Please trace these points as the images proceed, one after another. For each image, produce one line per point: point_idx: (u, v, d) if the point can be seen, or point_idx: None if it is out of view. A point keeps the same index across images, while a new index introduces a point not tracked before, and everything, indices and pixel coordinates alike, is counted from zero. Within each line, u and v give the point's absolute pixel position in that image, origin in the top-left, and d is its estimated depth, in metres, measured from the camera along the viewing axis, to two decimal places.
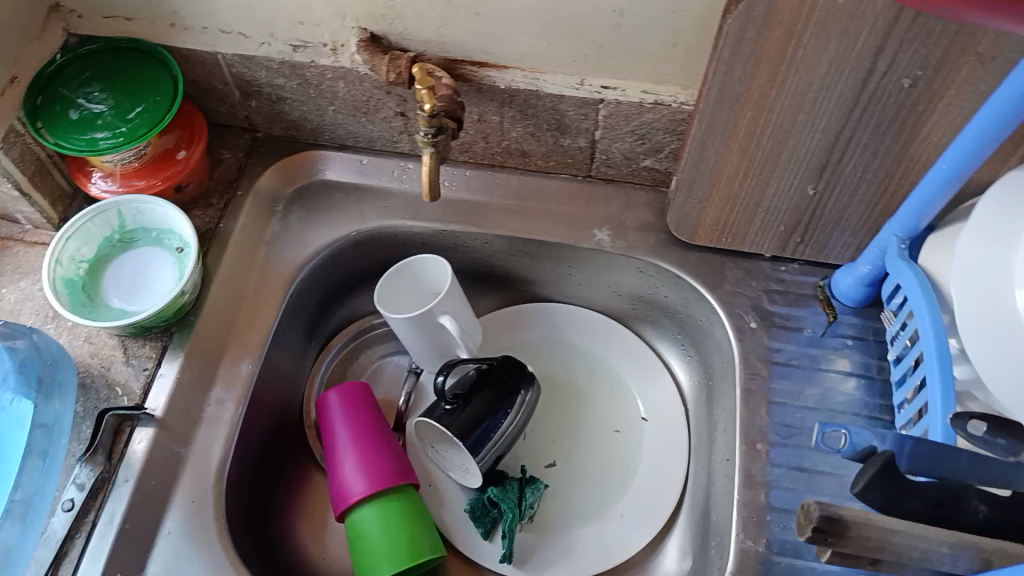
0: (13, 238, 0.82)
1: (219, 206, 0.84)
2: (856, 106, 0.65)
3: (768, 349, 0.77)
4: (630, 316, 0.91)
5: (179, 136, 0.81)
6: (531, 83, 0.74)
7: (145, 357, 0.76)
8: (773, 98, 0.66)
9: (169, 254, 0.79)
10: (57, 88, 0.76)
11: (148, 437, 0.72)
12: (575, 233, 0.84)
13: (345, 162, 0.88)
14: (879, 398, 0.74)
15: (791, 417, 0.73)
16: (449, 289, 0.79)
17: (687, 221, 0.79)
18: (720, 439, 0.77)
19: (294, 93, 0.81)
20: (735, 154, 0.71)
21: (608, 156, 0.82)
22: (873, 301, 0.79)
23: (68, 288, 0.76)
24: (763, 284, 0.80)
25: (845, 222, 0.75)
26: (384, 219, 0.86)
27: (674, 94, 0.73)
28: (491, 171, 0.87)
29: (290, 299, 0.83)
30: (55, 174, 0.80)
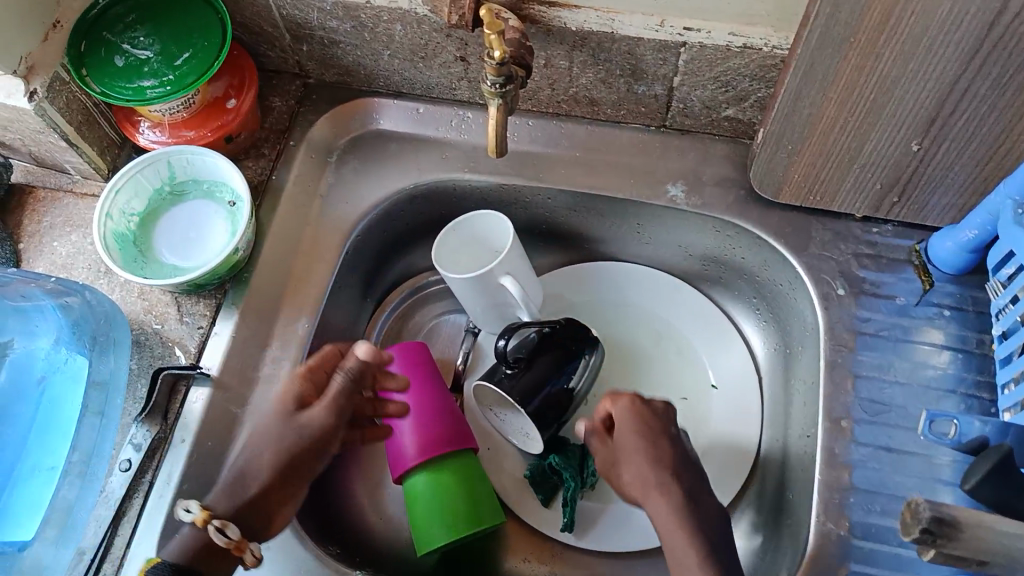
0: (63, 189, 0.80)
1: (271, 157, 0.81)
2: (978, 53, 0.57)
3: (856, 319, 0.71)
4: (700, 278, 0.87)
5: (228, 83, 0.77)
6: (607, 24, 0.67)
7: (199, 314, 0.73)
8: (884, 44, 0.58)
9: (221, 208, 0.76)
10: (101, 32, 0.71)
11: (204, 397, 0.69)
12: (646, 189, 0.78)
13: (401, 111, 0.83)
14: (976, 374, 0.68)
15: (877, 392, 0.68)
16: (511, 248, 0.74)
17: (773, 177, 0.73)
18: (799, 413, 0.73)
19: (348, 36, 0.75)
20: (833, 105, 0.64)
21: (686, 105, 0.75)
22: (976, 268, 0.72)
23: (119, 243, 0.73)
24: (853, 247, 0.74)
25: (949, 180, 0.68)
26: (443, 172, 0.81)
27: (765, 37, 0.65)
28: (556, 121, 0.81)
29: (347, 255, 0.79)
30: (102, 123, 0.76)
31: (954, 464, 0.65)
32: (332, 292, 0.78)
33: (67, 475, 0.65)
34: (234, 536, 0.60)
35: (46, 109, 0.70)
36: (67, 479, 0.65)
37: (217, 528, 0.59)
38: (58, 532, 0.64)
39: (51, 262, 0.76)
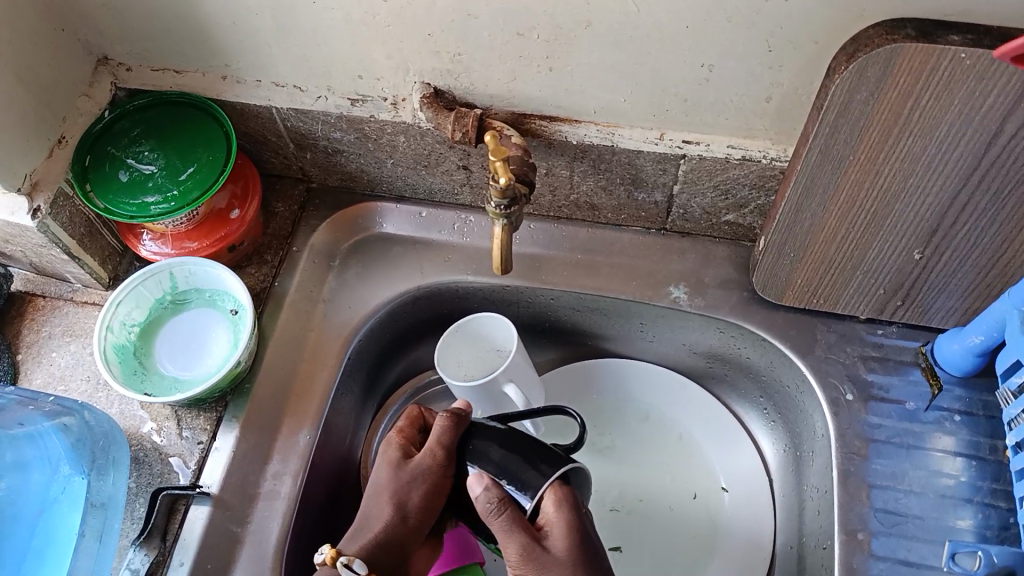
0: (62, 297, 0.79)
1: (274, 263, 0.81)
2: (977, 171, 0.58)
3: (866, 426, 0.71)
4: (706, 376, 0.86)
5: (232, 192, 0.77)
6: (607, 138, 0.68)
7: (199, 429, 0.72)
8: (882, 161, 0.59)
9: (223, 317, 0.76)
10: (105, 147, 0.72)
11: (203, 516, 0.68)
12: (649, 290, 0.78)
13: (403, 215, 0.83)
14: (991, 482, 0.67)
15: (892, 502, 0.67)
16: (516, 356, 0.74)
17: (776, 282, 0.73)
18: (814, 520, 0.72)
19: (351, 146, 0.76)
20: (835, 217, 0.65)
21: (686, 211, 0.76)
22: (984, 370, 0.71)
23: (119, 356, 0.72)
24: (859, 350, 0.74)
25: (954, 286, 0.68)
26: (445, 275, 0.81)
27: (764, 149, 0.66)
28: (557, 224, 0.82)
29: (349, 361, 0.79)
30: (104, 234, 0.76)
31: None
32: (334, 399, 0.77)
33: None
34: (362, 570, 0.57)
35: (50, 225, 0.70)
36: None
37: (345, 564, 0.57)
38: None
39: (50, 373, 0.75)
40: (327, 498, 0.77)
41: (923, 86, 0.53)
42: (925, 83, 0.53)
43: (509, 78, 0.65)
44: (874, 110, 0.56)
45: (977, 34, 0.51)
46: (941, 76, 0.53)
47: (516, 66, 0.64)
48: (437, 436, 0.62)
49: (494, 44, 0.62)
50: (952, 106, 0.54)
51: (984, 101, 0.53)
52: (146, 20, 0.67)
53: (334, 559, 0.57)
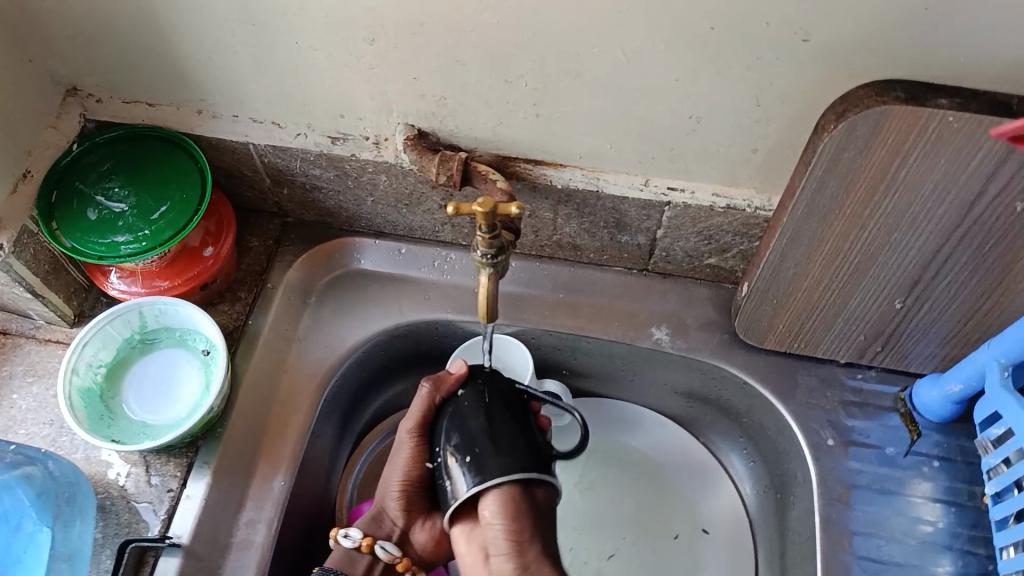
0: (25, 335, 0.76)
1: (248, 300, 0.78)
2: (960, 227, 0.59)
3: (846, 472, 0.71)
4: (685, 416, 0.86)
5: (206, 229, 0.74)
6: (592, 183, 0.68)
7: (169, 476, 0.70)
8: (868, 215, 0.60)
9: (195, 357, 0.73)
10: (73, 182, 0.69)
11: (173, 569, 0.66)
12: (631, 332, 0.78)
13: (382, 251, 0.81)
14: (968, 528, 0.68)
15: (875, 550, 0.68)
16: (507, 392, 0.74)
17: (758, 326, 0.73)
18: (795, 565, 0.72)
19: (330, 183, 0.75)
20: (819, 268, 0.65)
21: (669, 253, 0.75)
22: (959, 415, 0.72)
23: (85, 400, 0.70)
24: (838, 394, 0.75)
25: (932, 334, 0.68)
26: (425, 313, 0.80)
27: (748, 198, 0.66)
28: (538, 263, 0.81)
29: (325, 402, 0.77)
30: (70, 271, 0.74)
31: None
32: (309, 442, 0.75)
33: None
34: (396, 554, 0.68)
35: (14, 264, 0.67)
36: None
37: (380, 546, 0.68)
38: None
39: (9, 416, 0.72)
40: (302, 544, 0.75)
41: (911, 146, 0.54)
42: (913, 145, 0.54)
43: (495, 122, 0.64)
44: (861, 167, 0.56)
45: (964, 99, 0.52)
46: (927, 138, 0.53)
47: (503, 111, 0.63)
48: (413, 425, 0.67)
49: (481, 90, 0.61)
50: (937, 166, 0.55)
51: (969, 163, 0.54)
52: (118, 55, 0.65)
53: (370, 540, 0.67)
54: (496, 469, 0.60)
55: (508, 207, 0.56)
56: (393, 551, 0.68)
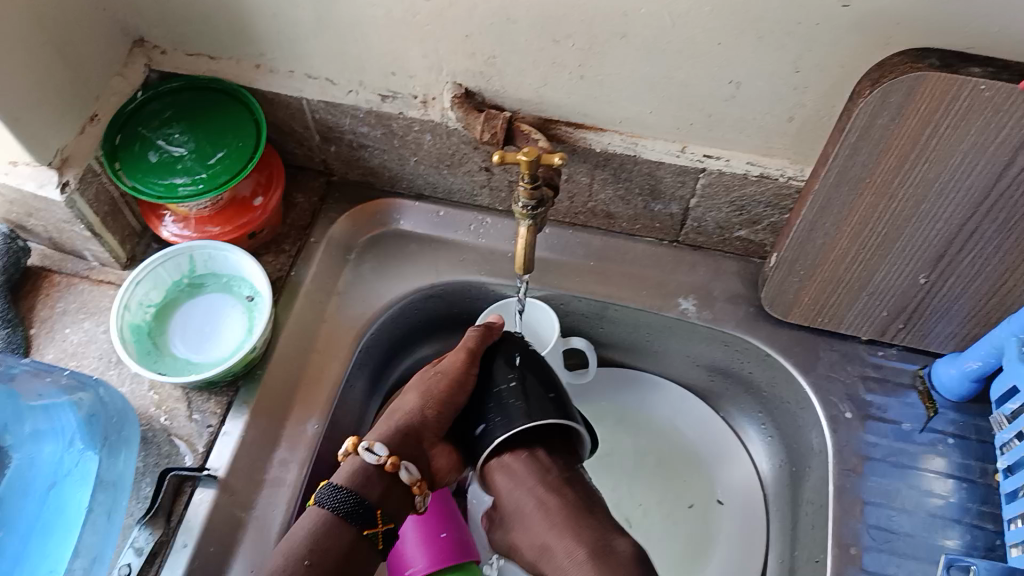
0: (78, 275, 0.80)
1: (290, 253, 0.82)
2: (986, 201, 0.60)
3: (863, 444, 0.73)
4: (707, 389, 0.88)
5: (256, 180, 0.78)
6: (631, 147, 0.70)
7: (210, 412, 0.73)
8: (897, 185, 0.61)
9: (239, 303, 0.77)
10: (136, 127, 0.73)
11: (208, 500, 0.68)
12: (659, 301, 0.80)
13: (421, 213, 0.84)
14: (979, 504, 0.69)
15: (885, 519, 0.69)
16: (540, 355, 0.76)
17: (784, 297, 0.75)
18: (809, 533, 0.74)
19: (376, 142, 0.78)
20: (846, 238, 0.67)
21: (701, 224, 0.78)
22: (978, 396, 0.74)
23: (134, 335, 0.73)
24: (860, 369, 0.76)
25: (955, 311, 0.70)
26: (460, 274, 0.82)
27: (782, 168, 0.68)
28: (572, 230, 0.83)
29: (360, 353, 0.80)
30: (126, 214, 0.77)
31: None
32: (343, 391, 0.78)
33: None
34: (416, 478, 0.68)
35: (77, 200, 0.70)
36: None
37: (403, 470, 0.67)
38: None
39: (62, 349, 0.76)
40: None
41: (941, 115, 0.56)
42: (943, 113, 0.55)
43: (540, 82, 0.67)
44: (892, 135, 0.58)
45: (996, 69, 0.54)
46: (958, 107, 0.55)
47: (548, 72, 0.65)
48: (451, 369, 0.70)
49: (529, 50, 0.64)
50: (966, 137, 0.57)
51: (997, 134, 0.56)
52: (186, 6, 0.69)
53: (394, 462, 0.67)
54: (520, 414, 0.65)
55: (552, 158, 0.59)
56: (415, 475, 0.68)
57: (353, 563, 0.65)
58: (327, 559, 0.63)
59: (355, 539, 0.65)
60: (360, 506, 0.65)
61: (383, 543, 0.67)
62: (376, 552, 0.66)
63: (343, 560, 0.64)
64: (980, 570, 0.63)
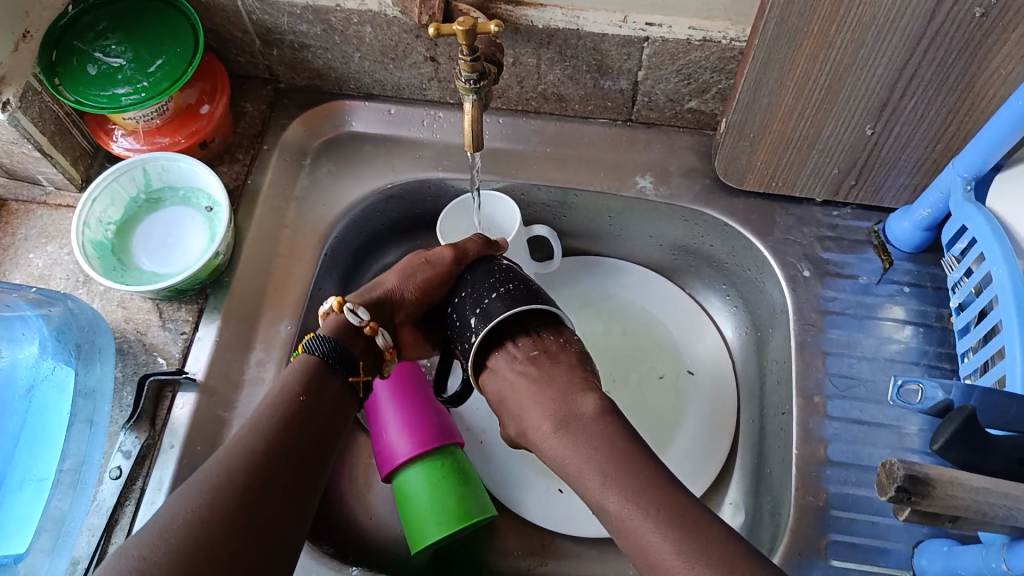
0: (36, 201, 0.80)
1: (245, 162, 0.81)
2: (923, 40, 0.60)
3: (822, 299, 0.75)
4: (672, 268, 0.90)
5: (201, 89, 0.78)
6: (572, 21, 0.70)
7: (182, 321, 0.74)
8: (835, 32, 0.62)
9: (199, 214, 0.77)
10: (71, 41, 0.72)
11: (189, 403, 0.70)
12: (617, 181, 0.81)
13: (373, 113, 0.84)
14: (937, 346, 0.72)
15: (846, 368, 0.72)
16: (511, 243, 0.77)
17: (737, 164, 0.76)
18: (774, 391, 0.77)
19: (318, 40, 0.77)
20: (791, 95, 0.67)
21: (651, 98, 0.78)
22: (931, 245, 0.76)
23: (98, 252, 0.74)
24: (815, 231, 0.78)
25: (903, 162, 0.71)
26: (417, 170, 0.83)
27: (724, 30, 0.68)
28: (525, 118, 0.83)
29: (326, 256, 0.80)
30: (75, 133, 0.76)
31: (921, 432, 0.69)
32: (312, 293, 0.79)
33: (62, 479, 0.65)
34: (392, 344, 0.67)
35: (21, 119, 0.69)
36: (59, 489, 0.65)
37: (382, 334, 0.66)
38: (53, 543, 0.63)
39: (28, 273, 0.76)
40: None
41: None
42: None
43: None
44: None
45: None
46: None
47: None
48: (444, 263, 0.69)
49: None
50: None
51: None
52: None
53: (373, 324, 0.65)
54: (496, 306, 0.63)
55: (489, 26, 0.59)
56: (389, 341, 0.67)
57: (338, 406, 0.62)
58: (317, 401, 0.60)
59: (342, 387, 0.63)
60: (346, 354, 0.63)
61: (364, 393, 0.65)
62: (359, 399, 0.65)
63: (331, 411, 0.61)
64: (927, 391, 0.58)
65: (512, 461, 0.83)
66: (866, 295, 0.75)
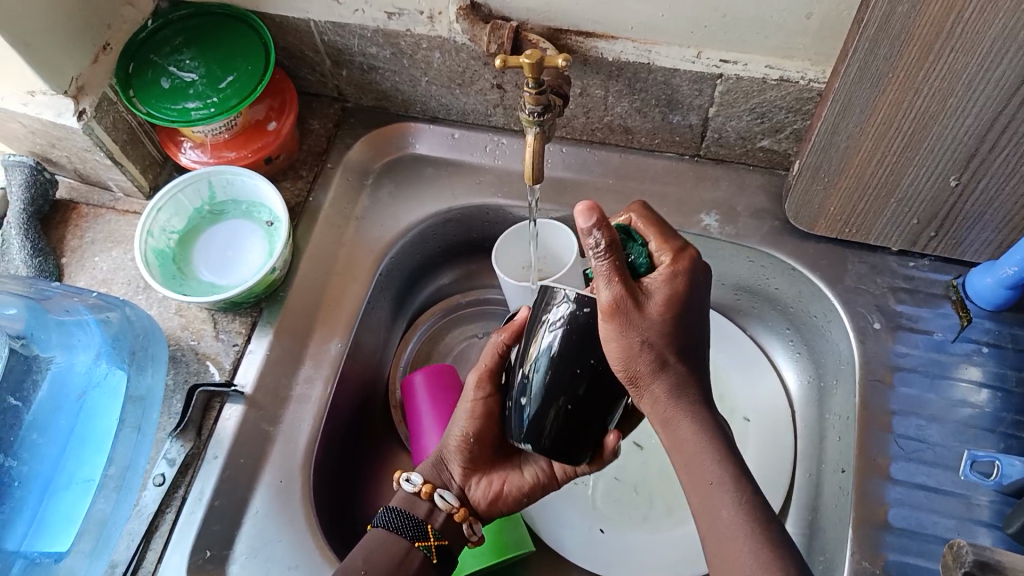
0: (106, 206, 0.82)
1: (308, 178, 0.82)
2: (1019, 92, 0.56)
3: (891, 354, 0.71)
4: (733, 308, 0.87)
5: (269, 105, 0.79)
6: (644, 55, 0.68)
7: (235, 333, 0.74)
8: (922, 79, 0.58)
9: (259, 228, 0.78)
10: (148, 54, 0.73)
11: (237, 414, 0.71)
12: (680, 218, 0.78)
13: (437, 136, 0.84)
14: (1015, 413, 0.67)
15: (914, 430, 0.68)
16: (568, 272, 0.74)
17: (809, 208, 0.73)
18: (834, 446, 0.73)
19: (387, 62, 0.77)
20: (871, 140, 0.64)
21: (721, 135, 0.75)
22: (1016, 305, 0.71)
23: (159, 260, 0.75)
24: (889, 281, 0.74)
25: (989, 218, 0.66)
26: (476, 196, 0.82)
27: (803, 70, 0.66)
28: (590, 148, 0.82)
29: (381, 276, 0.80)
30: (146, 143, 0.78)
31: (992, 505, 0.64)
32: (364, 313, 0.79)
33: (106, 483, 0.66)
34: (454, 501, 0.62)
35: (94, 128, 0.71)
36: (103, 492, 0.66)
37: (439, 494, 0.62)
38: (93, 545, 0.65)
39: (93, 276, 0.78)
40: (357, 409, 0.80)
41: None
42: None
43: None
44: (916, 22, 0.55)
45: None
46: None
47: None
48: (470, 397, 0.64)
49: None
50: (995, 21, 0.53)
51: None
52: None
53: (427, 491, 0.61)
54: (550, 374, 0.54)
55: (557, 59, 0.58)
56: (452, 500, 0.62)
57: None
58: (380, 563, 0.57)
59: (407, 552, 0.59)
60: (410, 523, 0.60)
61: (440, 559, 0.60)
62: (433, 569, 0.60)
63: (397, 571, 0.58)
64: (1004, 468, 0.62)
65: (554, 496, 0.80)
66: (940, 351, 0.71)
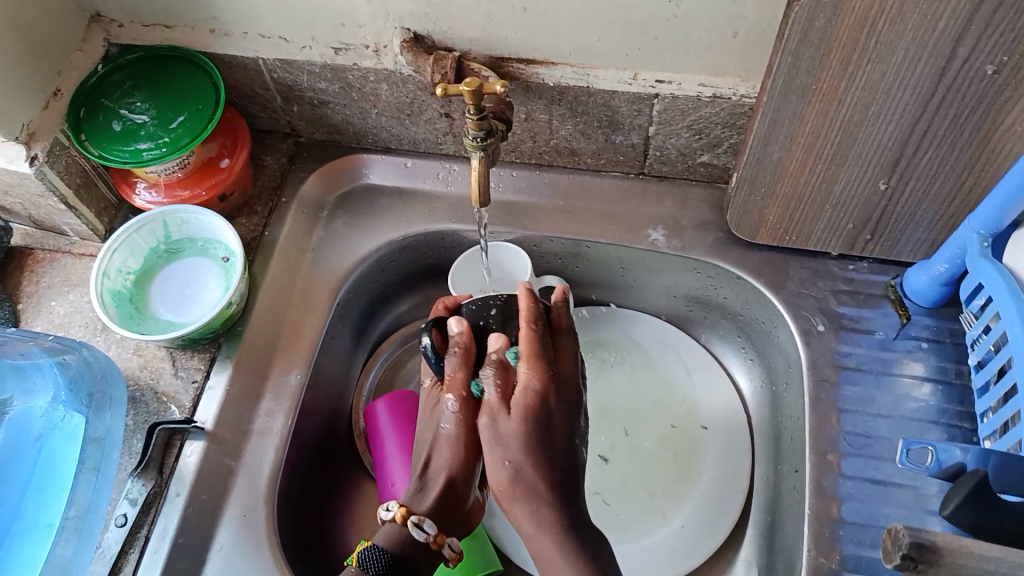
0: (61, 250, 0.82)
1: (263, 214, 0.83)
2: (935, 97, 0.60)
3: (837, 354, 0.73)
4: (687, 319, 0.89)
5: (222, 143, 0.80)
6: (582, 79, 0.71)
7: (193, 369, 0.75)
8: (844, 90, 0.62)
9: (215, 264, 0.78)
10: (98, 98, 0.74)
11: (199, 450, 0.71)
12: (629, 234, 0.81)
13: (389, 166, 0.86)
14: (958, 404, 0.70)
15: (862, 426, 0.70)
16: None
17: (749, 219, 0.76)
18: (789, 447, 0.75)
19: (336, 97, 0.79)
20: (802, 149, 0.67)
21: (663, 152, 0.78)
22: (950, 300, 0.74)
23: (115, 300, 0.75)
24: (831, 285, 0.77)
25: (919, 219, 0.70)
26: (430, 223, 0.84)
27: (733, 86, 0.69)
28: (538, 171, 0.84)
29: (339, 306, 0.81)
30: (99, 185, 0.79)
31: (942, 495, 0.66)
32: (323, 344, 0.79)
33: (66, 527, 0.65)
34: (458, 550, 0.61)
35: (46, 172, 0.72)
36: (63, 535, 0.65)
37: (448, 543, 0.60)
38: None
39: (49, 320, 0.78)
40: (320, 439, 0.80)
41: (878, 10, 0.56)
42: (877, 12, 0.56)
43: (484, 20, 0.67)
44: (831, 37, 0.59)
45: None
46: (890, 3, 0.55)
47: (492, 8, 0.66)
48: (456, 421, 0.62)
49: None
50: (904, 31, 0.57)
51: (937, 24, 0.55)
52: None
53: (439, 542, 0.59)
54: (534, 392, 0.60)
55: (495, 85, 0.60)
56: (455, 546, 0.61)
57: None
58: None
59: None
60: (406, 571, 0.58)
61: None
62: None
63: None
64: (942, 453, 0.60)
65: None
66: (884, 349, 0.73)
